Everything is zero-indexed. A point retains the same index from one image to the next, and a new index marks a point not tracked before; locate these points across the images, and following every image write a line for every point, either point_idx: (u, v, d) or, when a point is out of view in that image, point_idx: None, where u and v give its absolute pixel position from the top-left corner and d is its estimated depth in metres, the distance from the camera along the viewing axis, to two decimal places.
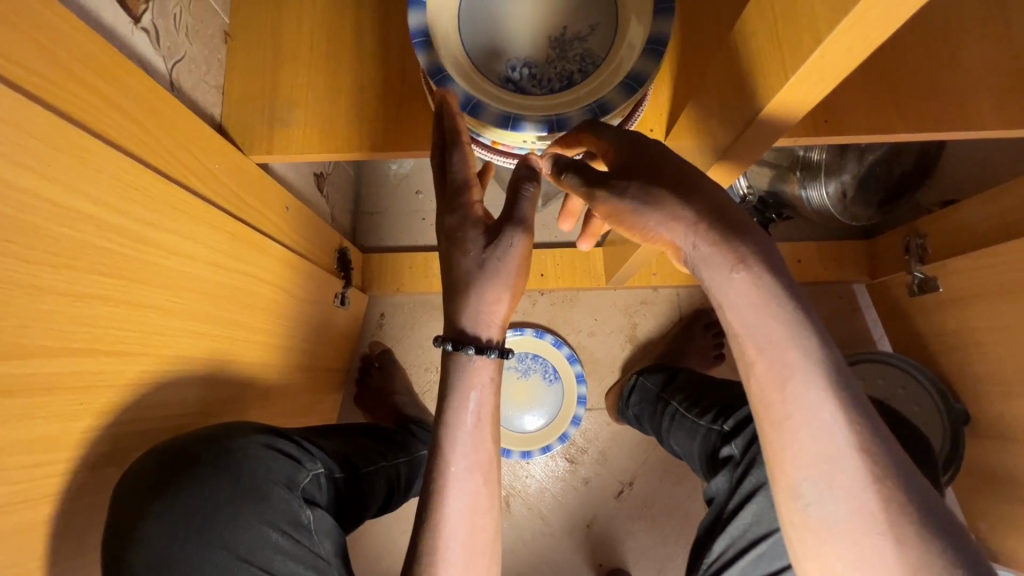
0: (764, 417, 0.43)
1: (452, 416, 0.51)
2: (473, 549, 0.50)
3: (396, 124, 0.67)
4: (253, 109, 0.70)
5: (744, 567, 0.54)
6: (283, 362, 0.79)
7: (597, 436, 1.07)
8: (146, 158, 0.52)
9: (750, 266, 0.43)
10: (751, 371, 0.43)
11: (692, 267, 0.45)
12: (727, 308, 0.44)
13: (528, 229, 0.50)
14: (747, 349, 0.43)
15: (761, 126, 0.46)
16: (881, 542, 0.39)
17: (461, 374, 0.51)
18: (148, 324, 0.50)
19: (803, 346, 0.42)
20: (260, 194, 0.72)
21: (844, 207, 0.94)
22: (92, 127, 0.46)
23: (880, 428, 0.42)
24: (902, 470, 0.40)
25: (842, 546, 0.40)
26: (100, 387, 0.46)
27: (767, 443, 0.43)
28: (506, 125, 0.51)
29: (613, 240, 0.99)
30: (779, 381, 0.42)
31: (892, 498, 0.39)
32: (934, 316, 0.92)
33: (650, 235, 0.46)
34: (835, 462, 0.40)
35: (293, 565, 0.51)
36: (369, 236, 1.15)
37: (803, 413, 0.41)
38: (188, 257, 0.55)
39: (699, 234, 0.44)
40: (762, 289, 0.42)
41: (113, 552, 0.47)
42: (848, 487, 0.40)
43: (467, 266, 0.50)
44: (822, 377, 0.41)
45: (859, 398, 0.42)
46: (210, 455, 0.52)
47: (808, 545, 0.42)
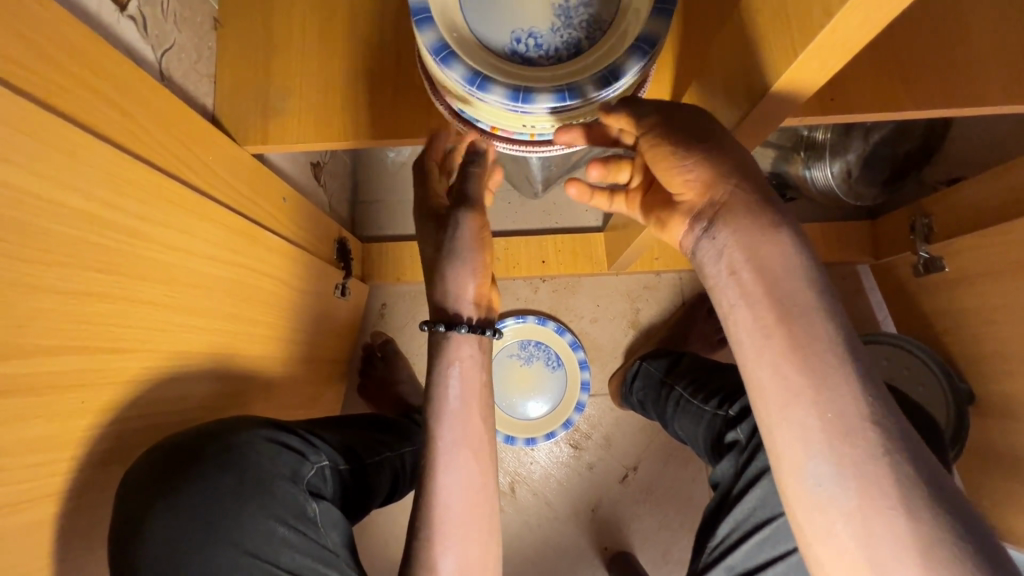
0: (774, 391, 0.41)
1: (437, 392, 0.52)
2: (475, 527, 0.49)
3: (393, 109, 0.66)
4: (246, 97, 0.69)
5: (749, 550, 0.54)
6: (285, 355, 0.79)
7: (601, 422, 1.08)
8: (139, 153, 0.51)
9: (777, 228, 0.43)
10: (763, 345, 0.42)
11: (707, 227, 0.45)
12: (743, 273, 0.43)
13: (473, 207, 0.55)
14: (762, 320, 0.42)
15: (767, 106, 0.45)
16: (893, 519, 0.37)
17: (445, 350, 0.53)
18: (147, 321, 0.50)
19: (818, 312, 0.41)
20: (256, 186, 0.71)
21: (849, 186, 0.93)
22: (81, 120, 0.45)
23: (891, 402, 0.40)
24: (912, 444, 0.39)
25: (852, 525, 0.38)
26: (101, 385, 0.46)
27: (773, 420, 0.42)
28: (516, 99, 0.50)
29: (615, 225, 0.98)
30: (792, 352, 0.41)
31: (901, 473, 0.38)
32: (940, 296, 0.92)
33: (688, 173, 0.45)
34: (848, 436, 0.39)
35: (301, 557, 0.51)
36: (369, 225, 1.14)
37: (816, 385, 0.40)
38: (186, 252, 0.55)
39: (738, 185, 0.44)
40: (779, 258, 0.42)
41: (121, 550, 0.47)
42: (859, 462, 0.39)
43: (427, 252, 0.56)
44: (835, 348, 0.41)
45: (869, 368, 0.41)
46: (213, 451, 0.52)
47: (820, 527, 0.40)
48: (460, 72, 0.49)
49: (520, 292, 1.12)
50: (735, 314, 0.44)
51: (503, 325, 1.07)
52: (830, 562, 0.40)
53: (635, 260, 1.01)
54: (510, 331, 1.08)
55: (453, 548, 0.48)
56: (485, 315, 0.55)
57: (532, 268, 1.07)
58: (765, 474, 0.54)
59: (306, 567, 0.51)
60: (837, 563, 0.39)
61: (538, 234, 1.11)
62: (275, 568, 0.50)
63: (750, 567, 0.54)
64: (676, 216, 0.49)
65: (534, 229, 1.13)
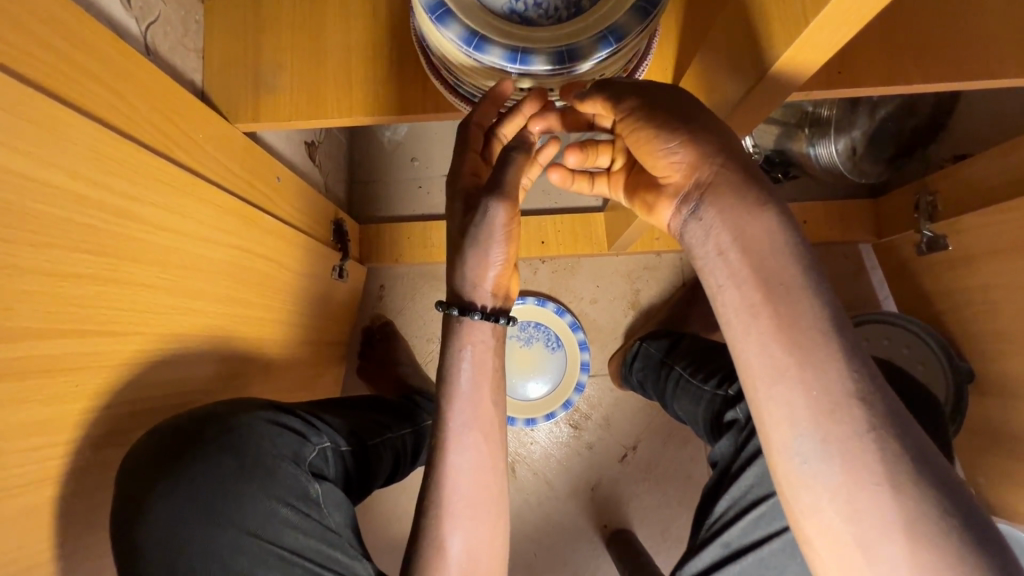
0: (760, 369, 0.41)
1: (449, 376, 0.51)
2: (472, 508, 0.49)
3: (388, 83, 0.64)
4: (235, 72, 0.67)
5: (744, 527, 0.54)
6: (284, 337, 0.78)
7: (601, 402, 1.08)
8: (128, 131, 0.50)
9: (765, 202, 0.42)
10: (753, 323, 0.41)
11: (697, 202, 0.44)
12: (731, 249, 0.42)
13: (506, 196, 0.50)
14: (753, 298, 0.41)
15: (776, 79, 0.43)
16: (878, 495, 0.37)
17: (457, 334, 0.52)
18: (141, 303, 0.49)
19: (806, 288, 0.41)
20: (249, 166, 0.69)
21: (854, 163, 0.91)
22: (64, 96, 0.43)
23: (880, 376, 0.40)
24: (901, 421, 0.38)
25: (838, 501, 0.38)
26: (94, 368, 0.45)
27: (760, 397, 0.41)
28: (514, 61, 0.48)
29: (615, 205, 0.97)
30: (777, 328, 0.40)
31: (890, 450, 0.37)
32: (943, 275, 0.91)
33: (674, 156, 0.44)
34: (837, 413, 0.38)
35: (303, 538, 0.51)
36: (366, 206, 1.13)
37: (805, 362, 0.39)
38: (178, 233, 0.54)
39: (724, 164, 0.43)
40: (770, 235, 0.42)
41: (122, 532, 0.47)
42: (844, 438, 0.38)
43: (457, 234, 0.53)
44: (829, 325, 0.40)
45: (858, 344, 0.40)
46: (212, 432, 0.52)
47: (806, 503, 0.39)
48: (456, 31, 0.48)
49: (519, 273, 1.11)
50: (723, 294, 0.43)
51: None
52: (816, 538, 0.39)
53: (636, 240, 1.00)
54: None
55: (455, 529, 0.48)
56: (501, 304, 0.54)
57: (532, 249, 1.06)
58: (763, 452, 0.54)
59: (308, 548, 0.51)
60: (823, 539, 0.39)
61: (537, 214, 1.09)
62: (276, 549, 0.50)
63: (745, 543, 0.54)
64: (661, 198, 0.48)
65: (533, 210, 1.12)
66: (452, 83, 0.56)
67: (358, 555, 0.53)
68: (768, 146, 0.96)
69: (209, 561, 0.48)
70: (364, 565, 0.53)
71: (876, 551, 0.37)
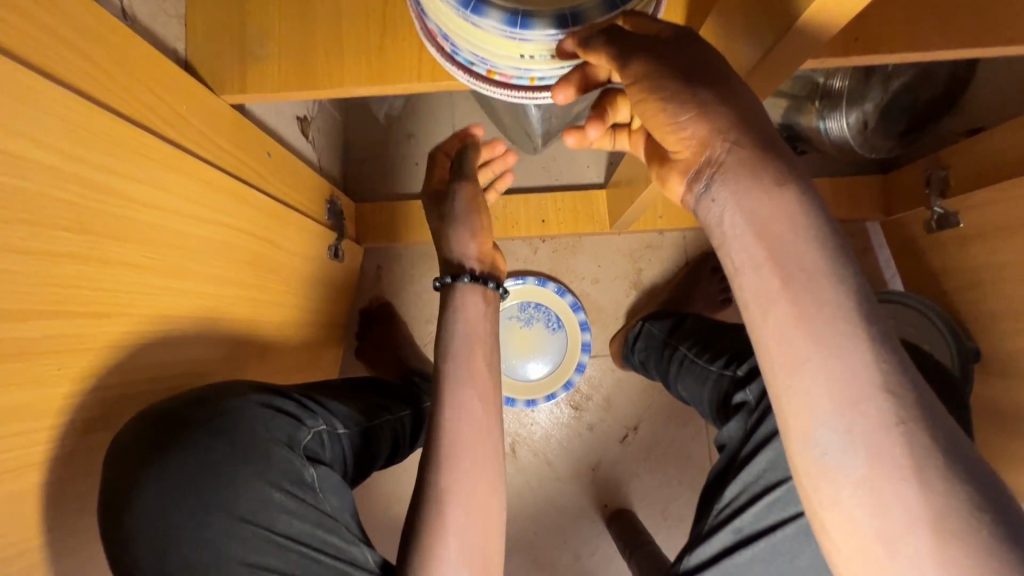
0: (780, 356, 0.39)
1: (446, 342, 0.54)
2: (474, 478, 0.48)
3: (381, 53, 0.61)
4: (220, 41, 0.63)
5: (757, 513, 0.53)
6: (279, 319, 0.77)
7: (602, 383, 1.07)
8: (106, 102, 0.47)
9: (786, 181, 0.40)
10: (772, 306, 0.39)
11: (709, 179, 0.42)
12: (749, 232, 0.40)
13: (470, 179, 0.66)
14: (772, 281, 0.39)
15: (796, 38, 0.41)
16: (903, 487, 0.35)
17: (452, 300, 0.57)
18: (126, 283, 0.47)
19: (831, 273, 0.38)
20: (238, 140, 0.67)
21: (864, 138, 0.89)
22: (34, 63, 0.41)
23: (910, 366, 0.38)
24: (930, 412, 0.36)
25: (862, 493, 0.36)
26: (78, 351, 0.43)
27: (780, 386, 0.39)
28: (514, 25, 0.45)
29: (618, 181, 0.94)
30: (799, 315, 0.38)
31: (917, 441, 0.36)
32: (952, 254, 0.89)
33: (683, 131, 0.42)
34: (861, 403, 0.37)
35: (298, 523, 0.50)
36: (361, 184, 1.10)
37: (827, 350, 0.37)
38: (164, 210, 0.51)
39: (738, 140, 0.40)
40: (791, 214, 0.39)
41: (112, 518, 0.46)
42: (870, 429, 0.36)
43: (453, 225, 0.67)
44: (853, 311, 0.38)
45: (886, 332, 0.38)
46: (204, 416, 0.51)
47: (827, 495, 0.38)
48: None
49: (519, 253, 1.09)
50: (739, 278, 0.41)
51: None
52: (835, 530, 0.38)
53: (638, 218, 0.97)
54: (509, 292, 1.05)
55: (454, 499, 0.47)
56: (489, 270, 0.61)
57: (532, 228, 1.04)
58: (776, 435, 0.52)
59: (304, 534, 0.50)
60: (843, 530, 0.37)
61: (538, 192, 1.07)
62: (272, 535, 0.49)
63: (757, 529, 0.53)
64: (673, 171, 0.46)
65: (534, 188, 1.09)
66: (450, 50, 0.50)
67: (357, 540, 0.52)
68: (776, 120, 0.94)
69: (202, 547, 0.47)
70: (361, 550, 0.52)
71: (898, 543, 0.35)
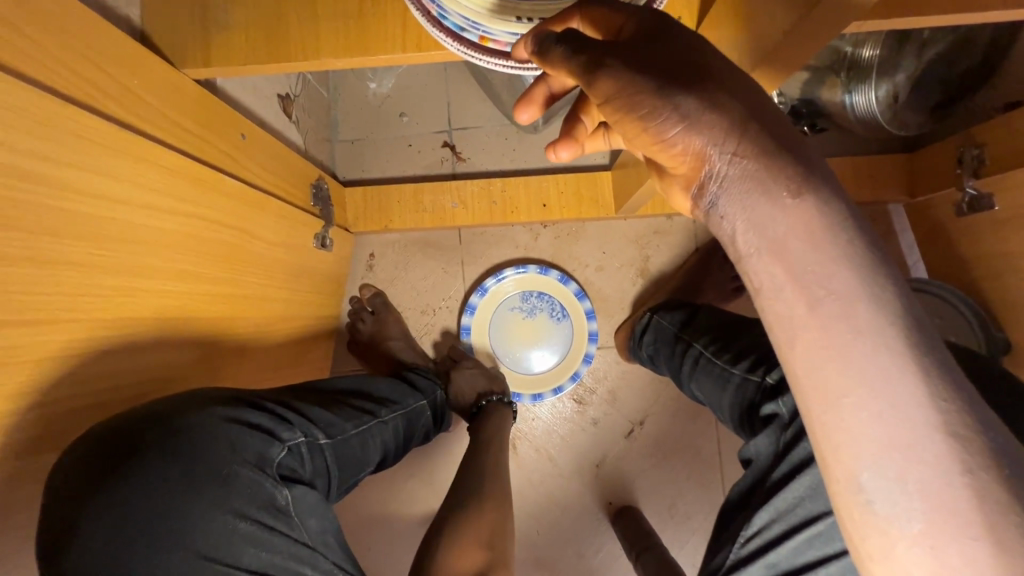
0: (812, 390, 0.33)
1: (484, 431, 0.79)
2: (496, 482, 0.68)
3: (360, 20, 0.54)
4: (180, 8, 0.56)
5: (795, 547, 0.48)
6: (261, 314, 0.71)
7: (607, 376, 1.02)
8: (34, 75, 0.40)
9: (808, 192, 0.33)
10: (798, 335, 0.33)
11: (712, 197, 0.35)
12: (766, 253, 0.34)
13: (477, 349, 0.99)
14: (796, 305, 0.33)
15: (829, 11, 0.37)
16: (973, 548, 0.30)
17: (492, 414, 0.83)
18: (69, 286, 0.41)
19: (872, 295, 0.32)
20: (205, 120, 0.60)
21: (893, 112, 0.83)
22: None
23: (973, 400, 0.32)
24: (1004, 456, 0.31)
25: (922, 550, 0.31)
26: (12, 365, 0.38)
27: (815, 425, 0.33)
28: None
29: (624, 162, 0.87)
30: (833, 347, 0.32)
31: (988, 492, 0.30)
32: (982, 238, 0.83)
33: (674, 147, 0.35)
34: (912, 446, 0.31)
35: (267, 554, 0.51)
36: (351, 166, 1.03)
37: (869, 385, 0.32)
38: (116, 202, 0.45)
39: (739, 150, 0.34)
40: (816, 225, 0.33)
41: (54, 552, 0.45)
42: (927, 479, 0.31)
43: (497, 326, 1.01)
44: (899, 337, 0.32)
45: (944, 362, 0.32)
46: (155, 438, 0.49)
47: (875, 547, 0.32)
48: None
49: (519, 239, 1.03)
50: (760, 299, 0.35)
51: (501, 276, 1.00)
52: None
53: (647, 202, 0.91)
54: (510, 282, 1.01)
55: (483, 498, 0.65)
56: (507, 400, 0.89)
57: (533, 213, 0.97)
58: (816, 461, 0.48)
59: (276, 564, 0.51)
60: None
61: (539, 175, 1.00)
62: (234, 567, 0.49)
63: (794, 564, 0.48)
64: (675, 186, 0.38)
65: (533, 169, 1.02)
66: (436, 12, 0.39)
67: (331, 566, 0.54)
68: (795, 94, 0.88)
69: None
70: None
71: None
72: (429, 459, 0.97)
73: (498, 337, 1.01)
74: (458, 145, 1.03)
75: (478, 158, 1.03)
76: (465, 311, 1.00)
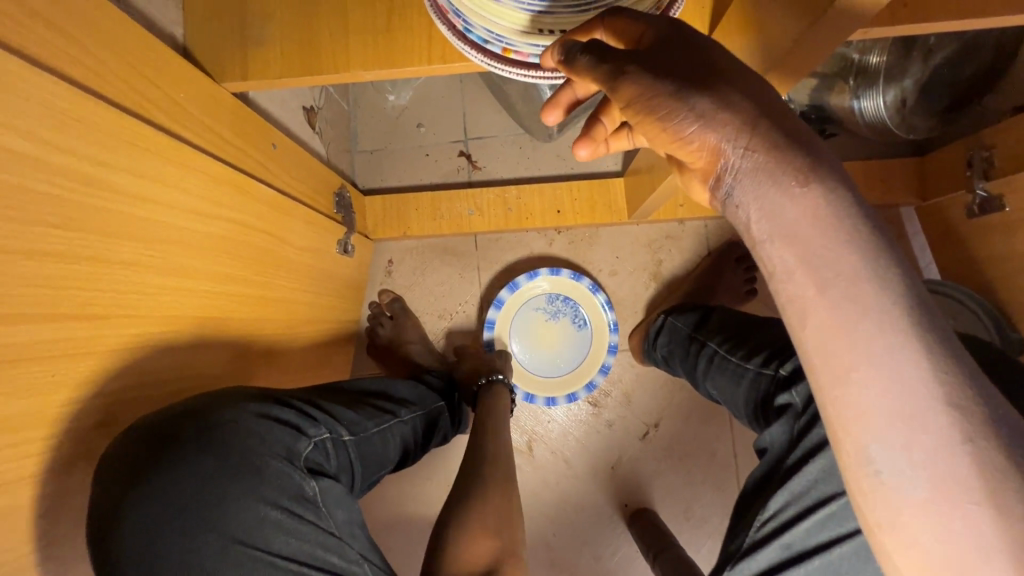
0: (822, 369, 0.35)
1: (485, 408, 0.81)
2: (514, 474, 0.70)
3: (387, 35, 0.57)
4: (219, 26, 0.60)
5: (808, 527, 0.50)
6: (288, 317, 0.74)
7: (621, 378, 1.03)
8: (94, 87, 0.44)
9: (816, 182, 0.35)
10: (808, 316, 0.35)
11: (728, 187, 0.37)
12: (779, 239, 0.35)
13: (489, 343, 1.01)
14: (806, 288, 0.35)
15: (839, 15, 0.39)
16: (975, 513, 0.31)
17: (491, 393, 0.84)
18: (122, 284, 0.44)
19: (878, 277, 0.34)
20: (240, 131, 0.63)
21: (902, 117, 0.85)
22: (27, 52, 0.38)
23: (977, 376, 0.33)
24: (1008, 429, 0.32)
25: (927, 518, 0.32)
26: (71, 356, 0.41)
27: (825, 402, 0.35)
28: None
29: (637, 168, 0.89)
30: (842, 326, 0.34)
31: (992, 461, 0.31)
32: (995, 240, 0.83)
33: (690, 145, 0.37)
34: (916, 419, 0.32)
35: (296, 542, 0.53)
36: (371, 175, 1.07)
37: (876, 361, 0.33)
38: (163, 206, 0.48)
39: (751, 144, 0.36)
40: (825, 212, 0.35)
41: (97, 544, 0.47)
42: (931, 449, 0.32)
43: (521, 325, 1.03)
44: (904, 317, 0.33)
45: (947, 339, 0.33)
46: (191, 432, 0.52)
47: (884, 517, 0.34)
48: None
49: (534, 244, 1.06)
50: (772, 283, 0.37)
51: (539, 275, 1.01)
52: (897, 555, 0.34)
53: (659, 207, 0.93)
54: (543, 280, 1.02)
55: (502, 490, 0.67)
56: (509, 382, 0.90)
57: (547, 219, 1.00)
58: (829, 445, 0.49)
59: (304, 550, 0.53)
60: (903, 555, 0.34)
61: (552, 181, 1.03)
62: (266, 552, 0.52)
63: (807, 544, 0.50)
64: (694, 179, 0.41)
65: (546, 176, 1.05)
66: (461, 26, 0.43)
67: (355, 553, 0.55)
68: (803, 101, 0.90)
69: (197, 567, 0.50)
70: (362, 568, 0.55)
71: None
72: (447, 461, 0.99)
73: (518, 336, 1.02)
74: (474, 154, 1.06)
75: (494, 166, 1.06)
76: (493, 305, 1.01)
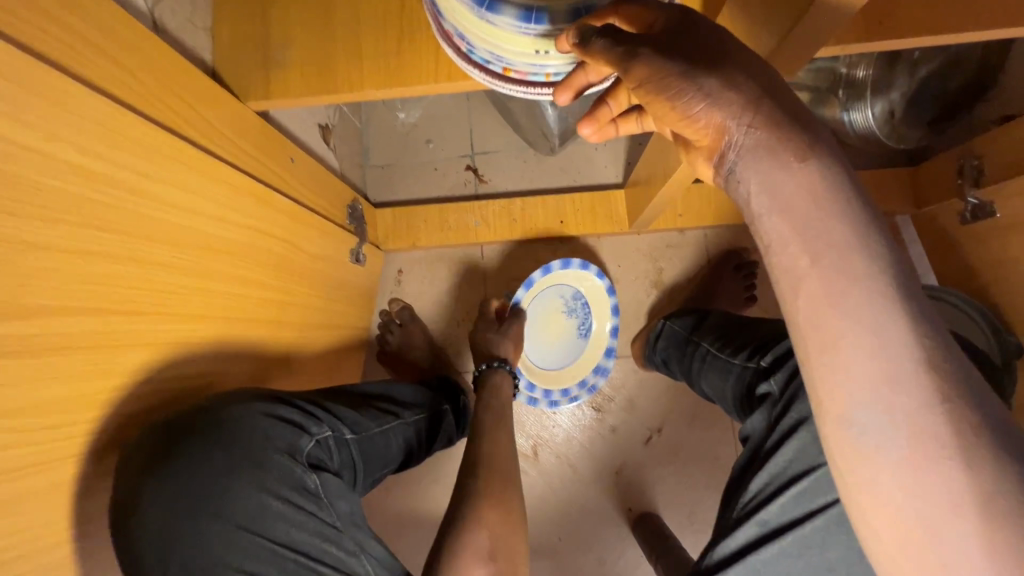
0: (812, 335, 0.37)
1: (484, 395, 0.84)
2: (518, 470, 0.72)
3: (397, 56, 0.62)
4: (244, 51, 0.65)
5: (784, 504, 0.52)
6: (302, 322, 0.78)
7: (624, 384, 1.06)
8: (136, 105, 0.49)
9: (814, 159, 0.38)
10: (802, 285, 0.37)
11: (732, 163, 0.40)
12: (776, 213, 0.38)
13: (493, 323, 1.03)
14: (800, 259, 0.37)
15: (819, 16, 0.41)
16: (946, 468, 0.34)
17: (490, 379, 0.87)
18: (155, 282, 0.49)
19: (866, 250, 0.37)
20: (262, 146, 0.68)
21: (891, 127, 0.89)
22: (80, 75, 0.43)
23: (950, 344, 0.36)
24: (976, 391, 0.35)
25: (900, 475, 0.35)
26: (110, 347, 0.45)
27: (813, 368, 0.38)
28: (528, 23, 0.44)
29: (636, 179, 0.93)
30: (833, 294, 0.36)
31: (963, 419, 0.34)
32: (988, 245, 0.85)
33: (697, 122, 0.40)
34: (896, 382, 0.35)
35: (297, 530, 0.55)
36: (381, 189, 1.11)
37: (862, 327, 0.36)
38: (194, 212, 0.53)
39: (753, 122, 0.38)
40: (820, 188, 0.38)
41: (119, 523, 0.51)
42: (910, 408, 0.35)
43: (535, 312, 1.02)
44: (889, 286, 0.36)
45: (925, 311, 0.36)
46: (202, 426, 0.55)
47: (863, 476, 0.36)
48: None
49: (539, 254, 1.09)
50: (768, 255, 0.39)
51: (569, 264, 0.99)
52: (872, 513, 0.36)
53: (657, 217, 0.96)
54: (571, 273, 1.00)
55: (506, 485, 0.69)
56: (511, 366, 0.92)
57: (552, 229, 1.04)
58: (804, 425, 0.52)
59: (304, 538, 0.55)
60: (878, 513, 0.36)
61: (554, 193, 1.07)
62: (266, 539, 0.54)
63: (784, 521, 0.52)
64: (700, 158, 0.45)
65: (547, 189, 1.09)
66: (466, 48, 0.48)
67: (358, 541, 0.58)
68: None
69: (202, 551, 0.52)
70: (360, 560, 0.57)
71: (942, 529, 0.34)
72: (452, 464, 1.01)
73: (533, 320, 1.02)
74: (480, 167, 1.11)
75: (500, 179, 1.10)
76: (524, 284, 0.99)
